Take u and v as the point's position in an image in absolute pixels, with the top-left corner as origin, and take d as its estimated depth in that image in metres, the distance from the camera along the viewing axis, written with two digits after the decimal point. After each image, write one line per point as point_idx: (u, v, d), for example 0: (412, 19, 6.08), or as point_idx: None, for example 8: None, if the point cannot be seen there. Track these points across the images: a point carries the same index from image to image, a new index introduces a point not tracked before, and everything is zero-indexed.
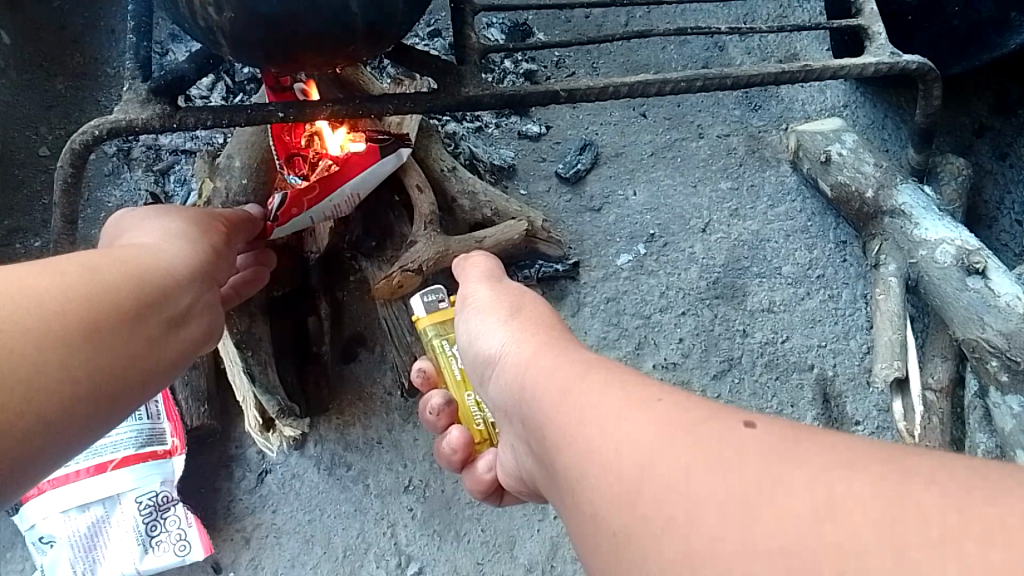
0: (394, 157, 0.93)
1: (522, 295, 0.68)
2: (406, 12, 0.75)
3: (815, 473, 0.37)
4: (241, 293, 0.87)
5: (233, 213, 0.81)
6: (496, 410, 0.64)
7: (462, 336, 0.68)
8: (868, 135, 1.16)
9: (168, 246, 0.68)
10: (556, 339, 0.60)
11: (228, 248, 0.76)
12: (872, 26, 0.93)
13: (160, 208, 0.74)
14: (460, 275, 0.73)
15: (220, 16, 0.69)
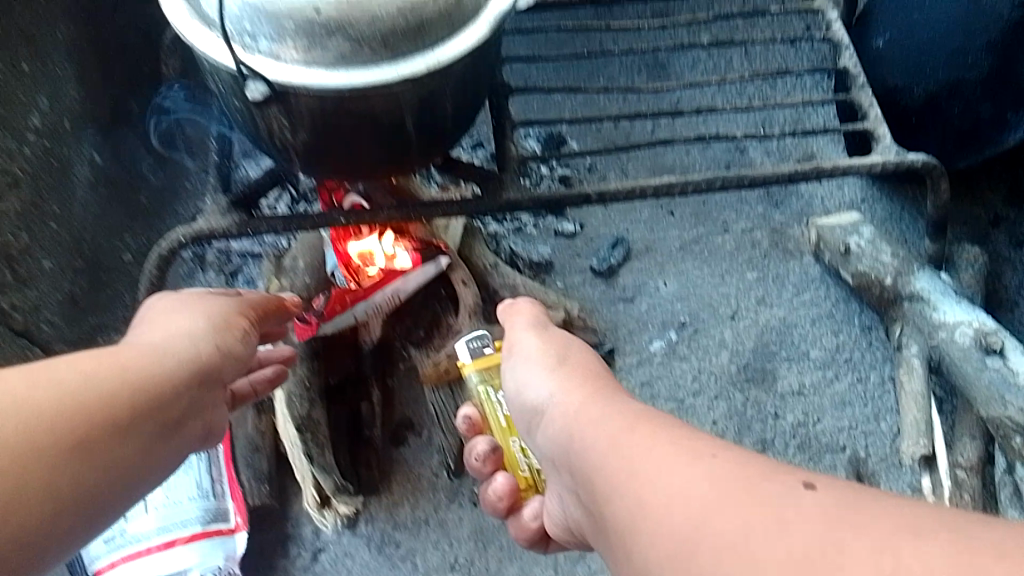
0: (433, 263, 1.05)
1: (568, 348, 0.75)
2: (451, 127, 0.86)
3: (828, 520, 0.42)
4: (259, 391, 0.87)
5: (257, 306, 0.83)
6: (543, 459, 0.70)
7: (510, 383, 0.75)
8: (887, 227, 1.22)
9: (178, 346, 0.69)
10: (604, 388, 0.67)
11: (244, 346, 0.77)
12: (877, 128, 1.01)
13: (186, 302, 0.76)
14: (508, 324, 0.81)
15: (294, 136, 0.80)
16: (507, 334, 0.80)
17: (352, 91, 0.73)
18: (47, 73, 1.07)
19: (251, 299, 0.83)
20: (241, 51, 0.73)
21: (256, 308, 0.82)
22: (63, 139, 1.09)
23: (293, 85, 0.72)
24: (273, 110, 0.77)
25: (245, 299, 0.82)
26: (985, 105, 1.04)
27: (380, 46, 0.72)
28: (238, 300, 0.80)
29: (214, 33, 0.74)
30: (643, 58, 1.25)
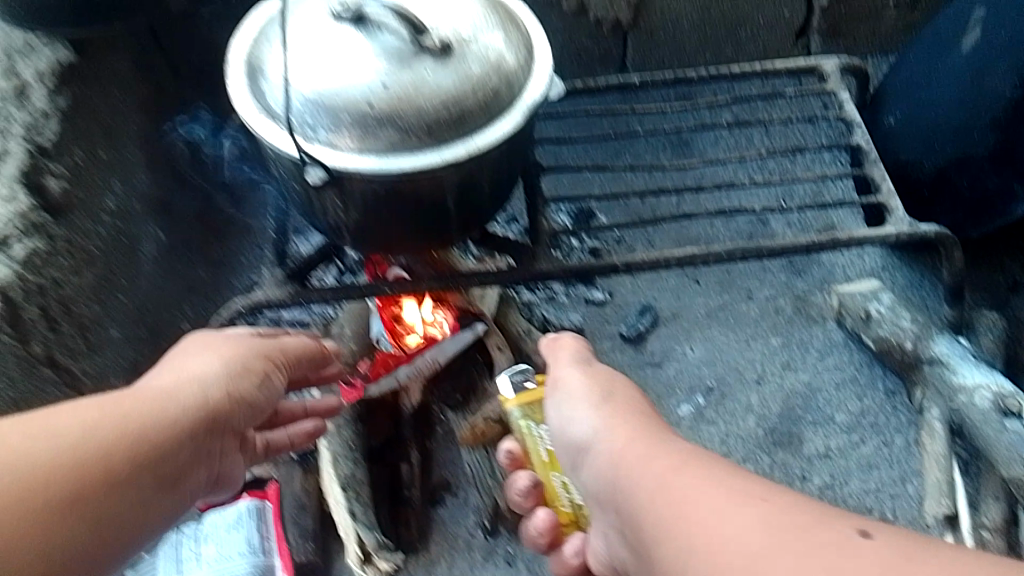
0: (470, 330, 1.12)
1: (612, 384, 0.79)
2: (488, 204, 0.94)
3: (886, 568, 0.44)
4: (297, 445, 0.91)
5: (286, 349, 0.82)
6: (587, 495, 0.73)
7: (554, 419, 0.79)
8: (908, 294, 1.26)
9: (186, 392, 0.69)
10: (647, 422, 0.70)
11: (260, 392, 0.76)
12: (890, 201, 1.06)
13: (209, 344, 0.76)
14: (552, 360, 0.85)
15: (347, 216, 0.88)
16: (551, 369, 0.84)
17: (398, 174, 0.81)
18: (121, 161, 1.18)
19: (279, 341, 0.82)
20: (303, 140, 0.82)
21: (282, 353, 0.81)
22: (133, 219, 1.19)
23: (347, 171, 0.80)
24: (329, 193, 0.85)
25: (271, 342, 0.81)
26: (992, 177, 1.08)
27: (425, 134, 0.81)
28: (265, 343, 0.79)
29: (278, 126, 0.83)
30: (668, 137, 1.32)
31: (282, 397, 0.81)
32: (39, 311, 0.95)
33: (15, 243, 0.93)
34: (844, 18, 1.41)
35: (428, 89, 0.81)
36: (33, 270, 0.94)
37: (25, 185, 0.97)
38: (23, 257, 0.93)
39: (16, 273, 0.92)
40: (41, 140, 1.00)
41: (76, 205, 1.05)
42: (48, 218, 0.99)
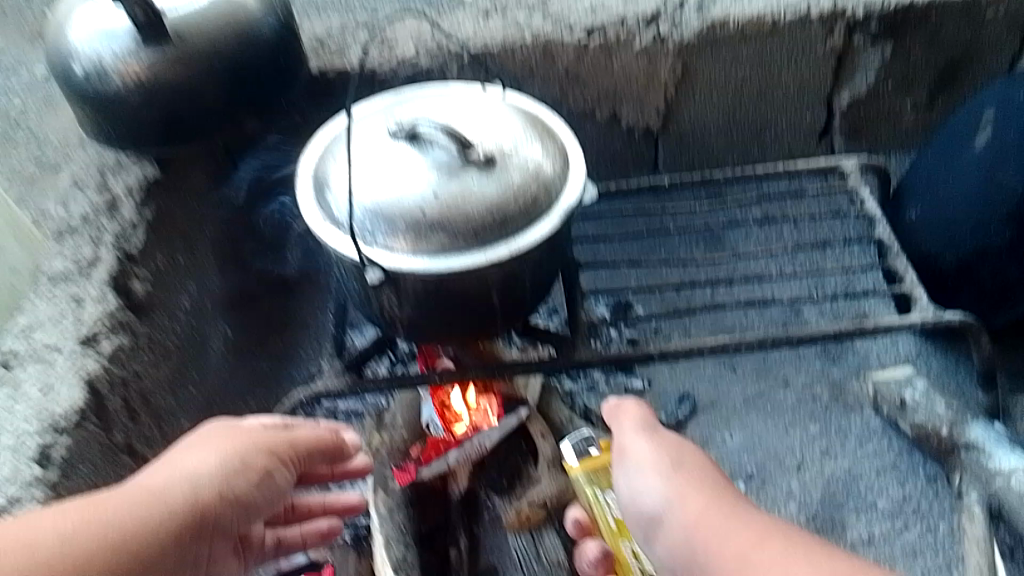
0: (513, 414, 1.19)
1: (678, 453, 0.87)
2: (529, 297, 1.01)
3: None
4: (309, 543, 0.98)
5: (295, 443, 0.86)
6: (659, 563, 0.82)
7: (625, 488, 0.87)
8: (945, 380, 1.29)
9: (178, 489, 0.73)
10: (716, 497, 0.80)
11: (260, 489, 0.80)
12: (914, 291, 1.12)
13: (213, 440, 0.80)
14: (618, 427, 0.93)
15: (400, 310, 0.97)
16: (617, 435, 0.92)
17: (448, 274, 0.89)
18: (195, 266, 1.30)
19: (287, 435, 0.86)
20: (362, 244, 0.91)
21: (291, 447, 0.85)
22: (202, 318, 1.30)
23: (402, 271, 0.89)
24: (385, 291, 0.94)
25: (280, 437, 0.85)
26: (1013, 268, 1.13)
27: (472, 237, 0.90)
28: (269, 441, 0.83)
29: (340, 232, 0.92)
30: (700, 227, 1.36)
31: (286, 491, 0.85)
32: (121, 402, 1.04)
33: (103, 340, 1.03)
34: (863, 119, 1.50)
35: (475, 198, 0.91)
36: (118, 363, 1.03)
37: (114, 287, 1.08)
38: (109, 352, 1.02)
39: (104, 366, 1.00)
40: (129, 248, 1.13)
41: (157, 305, 1.16)
42: (133, 317, 1.09)
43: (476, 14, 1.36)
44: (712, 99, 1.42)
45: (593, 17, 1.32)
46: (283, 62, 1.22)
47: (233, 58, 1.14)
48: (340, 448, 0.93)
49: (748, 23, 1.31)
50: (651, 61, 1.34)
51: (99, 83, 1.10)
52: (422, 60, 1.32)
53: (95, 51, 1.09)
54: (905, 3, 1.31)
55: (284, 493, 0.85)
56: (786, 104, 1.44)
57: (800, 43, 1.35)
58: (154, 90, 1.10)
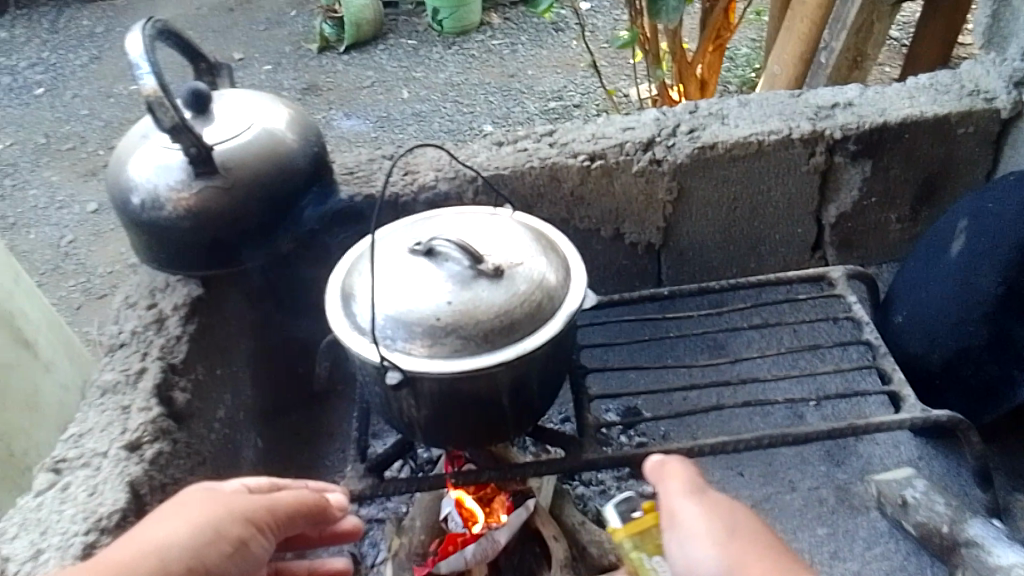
0: (524, 509, 1.20)
1: (730, 515, 0.84)
2: (539, 398, 1.09)
3: None
4: None
5: (274, 509, 0.89)
6: None
7: (677, 554, 0.83)
8: (947, 481, 1.32)
9: (146, 564, 0.76)
10: (782, 568, 0.76)
11: (234, 557, 0.83)
12: (902, 390, 1.15)
13: (189, 508, 0.84)
14: (663, 488, 0.88)
15: (418, 413, 1.05)
16: (664, 497, 0.88)
17: (461, 375, 0.98)
18: (232, 377, 1.37)
19: (267, 501, 0.89)
20: (384, 349, 1.01)
21: (269, 513, 0.88)
22: (237, 426, 1.36)
23: (420, 373, 0.98)
24: (404, 393, 1.03)
25: (258, 505, 0.87)
26: (992, 365, 1.20)
27: (483, 340, 1.00)
28: (246, 509, 0.86)
29: (365, 339, 1.02)
30: (704, 339, 1.44)
31: (264, 558, 0.88)
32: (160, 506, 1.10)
33: (146, 447, 1.10)
34: (853, 233, 1.61)
35: (484, 305, 1.01)
36: (159, 468, 1.10)
37: (158, 398, 1.16)
38: (152, 457, 1.08)
39: (146, 471, 1.07)
40: (173, 360, 1.21)
41: (196, 414, 1.22)
42: (172, 424, 1.16)
43: (489, 145, 1.51)
44: (708, 216, 1.54)
45: (594, 144, 1.46)
46: (316, 191, 1.36)
47: (272, 187, 1.28)
48: (321, 513, 0.95)
49: (734, 145, 1.45)
50: (649, 181, 1.47)
51: (154, 210, 1.24)
52: (441, 185, 1.47)
53: (152, 183, 1.24)
54: (879, 122, 1.45)
55: (262, 560, 0.88)
56: (776, 220, 1.56)
57: (785, 161, 1.48)
58: (200, 215, 1.24)
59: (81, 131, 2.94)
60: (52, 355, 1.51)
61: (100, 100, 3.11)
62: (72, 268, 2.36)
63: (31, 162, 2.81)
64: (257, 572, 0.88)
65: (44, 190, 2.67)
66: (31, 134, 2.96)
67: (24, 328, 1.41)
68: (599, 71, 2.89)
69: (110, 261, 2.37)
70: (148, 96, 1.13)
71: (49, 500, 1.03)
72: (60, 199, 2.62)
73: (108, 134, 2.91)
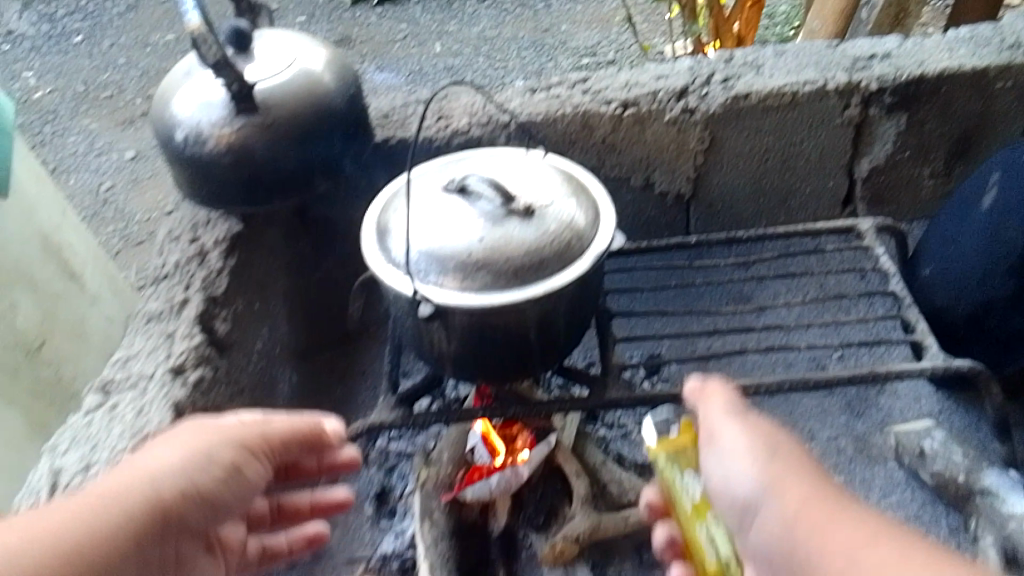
0: (545, 444, 1.22)
1: (770, 436, 0.81)
2: (565, 335, 1.12)
3: None
4: (295, 548, 1.03)
5: (268, 435, 0.89)
6: (755, 554, 0.77)
7: (713, 470, 0.82)
8: (966, 435, 1.34)
9: (137, 493, 0.77)
10: (818, 487, 0.73)
11: (225, 484, 0.84)
12: (925, 339, 1.16)
13: (181, 437, 0.84)
14: (703, 409, 0.87)
15: (449, 346, 1.08)
16: (703, 417, 0.86)
17: (491, 308, 1.01)
18: (269, 312, 1.42)
19: (259, 428, 0.89)
20: (418, 282, 1.04)
21: (264, 438, 0.89)
22: (273, 359, 1.40)
23: (451, 306, 1.01)
24: (436, 325, 1.06)
25: (251, 432, 0.88)
26: (1017, 318, 1.21)
27: (513, 276, 1.02)
28: (239, 436, 0.87)
29: (399, 272, 1.06)
30: (730, 289, 1.45)
31: (259, 483, 0.89)
32: None
33: (190, 371, 1.14)
34: (884, 188, 1.60)
35: (515, 242, 1.04)
36: (201, 392, 1.14)
37: (200, 326, 1.21)
38: (195, 382, 1.13)
39: (189, 394, 1.11)
40: (215, 291, 1.26)
41: (236, 345, 1.27)
42: (214, 352, 1.21)
43: (522, 91, 1.53)
44: (739, 167, 1.54)
45: (627, 92, 1.47)
46: (353, 132, 1.39)
47: (310, 126, 1.31)
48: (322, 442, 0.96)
49: (768, 95, 1.45)
50: (681, 131, 1.48)
51: (197, 145, 1.28)
52: (474, 131, 1.49)
53: (196, 119, 1.28)
54: (916, 74, 1.44)
55: (256, 486, 0.89)
56: (808, 173, 1.56)
57: (819, 112, 1.47)
58: (241, 153, 1.27)
59: (118, 80, 2.99)
60: (98, 288, 1.56)
61: (137, 49, 3.15)
62: (110, 215, 2.42)
63: (71, 110, 2.86)
64: (253, 498, 0.90)
65: (84, 138, 2.72)
66: (70, 82, 3.01)
67: (71, 259, 1.47)
68: (634, 28, 2.86)
69: (147, 208, 2.43)
70: (193, 32, 1.17)
71: (97, 420, 1.07)
72: (98, 147, 2.68)
73: (144, 84, 2.95)
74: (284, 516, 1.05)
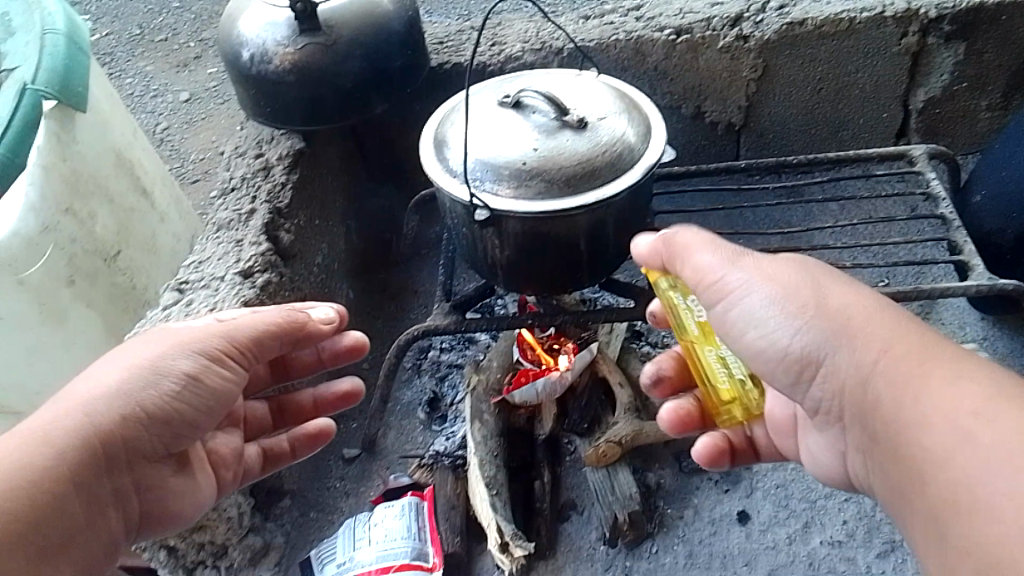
0: (587, 352, 1.26)
1: (796, 269, 0.77)
2: (613, 248, 1.17)
3: (996, 448, 0.59)
4: (298, 450, 1.04)
5: (233, 338, 0.87)
6: (818, 399, 0.76)
7: (739, 325, 0.79)
8: (1010, 361, 1.35)
9: (70, 421, 0.75)
10: (885, 316, 0.72)
11: (178, 397, 0.81)
12: (971, 260, 1.17)
13: (122, 357, 0.81)
14: (694, 263, 0.82)
15: (502, 253, 1.13)
16: (704, 274, 0.81)
17: (543, 215, 1.05)
18: (328, 229, 1.48)
19: (220, 333, 0.86)
20: (473, 190, 1.09)
21: (226, 342, 0.86)
22: (332, 273, 1.47)
23: (505, 213, 1.06)
24: (490, 232, 1.11)
25: (210, 336, 0.85)
26: None
27: (565, 185, 1.06)
28: (190, 346, 0.84)
29: (455, 180, 1.10)
30: (776, 216, 1.47)
31: (228, 389, 0.87)
32: None
33: (258, 275, 1.22)
34: (939, 120, 1.59)
35: (568, 153, 1.07)
36: (268, 295, 1.21)
37: (266, 235, 1.27)
38: (263, 285, 1.20)
39: (258, 296, 1.18)
40: (279, 204, 1.32)
41: (298, 255, 1.34)
42: (279, 260, 1.28)
43: (576, 19, 1.54)
44: (792, 96, 1.54)
45: (681, 19, 1.47)
46: (410, 53, 1.43)
47: (368, 45, 1.35)
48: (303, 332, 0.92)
49: (825, 22, 1.44)
50: (734, 58, 1.48)
51: (263, 64, 1.33)
52: (527, 57, 1.51)
53: (261, 39, 1.33)
54: (977, 2, 1.42)
55: (224, 393, 0.86)
56: (863, 103, 1.56)
57: (876, 41, 1.46)
58: (305, 72, 1.32)
59: (173, 24, 3.05)
60: (166, 208, 1.61)
61: None
62: (166, 153, 2.50)
63: (127, 52, 2.92)
64: (229, 403, 0.88)
65: (140, 79, 2.79)
66: (126, 24, 3.07)
67: (142, 177, 1.51)
68: None
69: (202, 149, 2.50)
70: None
71: (175, 313, 1.14)
72: (155, 88, 2.75)
73: (198, 28, 3.01)
74: (287, 414, 1.07)
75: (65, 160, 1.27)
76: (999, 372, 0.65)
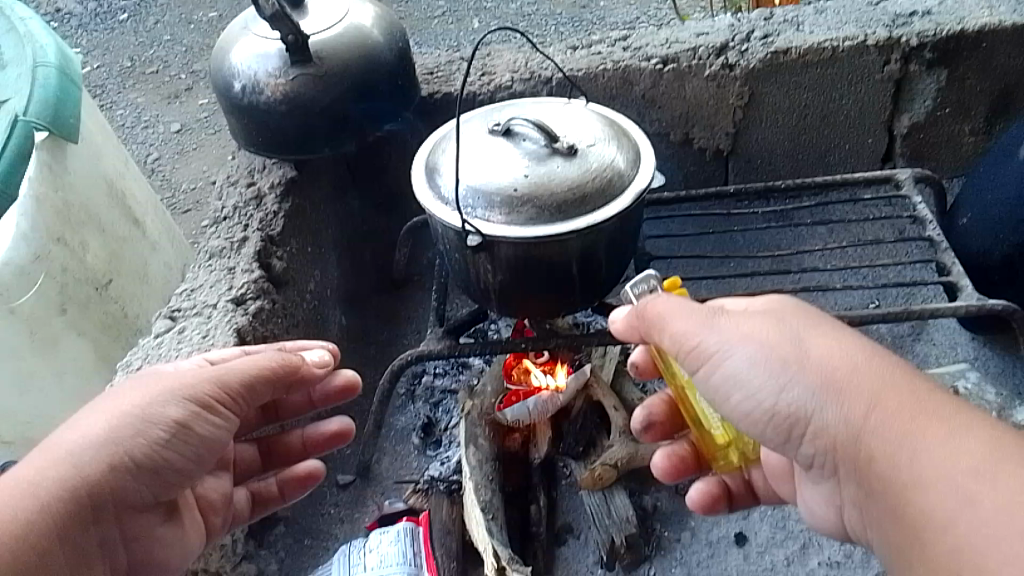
0: (579, 373, 1.26)
1: (778, 325, 0.76)
2: (604, 271, 1.17)
3: (1002, 506, 0.59)
4: (288, 494, 1.03)
5: (224, 383, 0.84)
6: (810, 453, 0.75)
7: (726, 382, 0.77)
8: (1001, 380, 1.36)
9: (55, 471, 0.73)
10: (875, 364, 0.71)
11: (170, 445, 0.79)
12: (960, 281, 1.19)
13: (110, 404, 0.80)
14: (671, 321, 0.80)
15: (495, 278, 1.14)
16: (683, 334, 0.79)
17: (535, 241, 1.06)
18: (322, 256, 1.48)
19: (209, 378, 0.84)
20: (465, 216, 1.10)
21: (217, 387, 0.84)
22: (325, 300, 1.47)
23: (499, 239, 1.06)
24: (483, 257, 1.12)
25: (201, 382, 0.83)
26: None
27: (557, 210, 1.07)
28: (179, 391, 0.82)
29: (448, 207, 1.11)
30: (764, 239, 1.49)
31: (220, 437, 0.84)
32: None
33: (250, 302, 1.21)
34: (923, 143, 1.62)
35: (558, 179, 1.08)
36: (261, 322, 1.21)
37: (259, 262, 1.28)
38: (256, 312, 1.20)
39: (250, 323, 1.18)
40: (271, 232, 1.33)
41: (291, 282, 1.34)
42: (271, 286, 1.28)
43: (565, 49, 1.57)
44: (778, 123, 1.57)
45: (667, 48, 1.50)
46: (401, 83, 1.44)
47: (359, 75, 1.36)
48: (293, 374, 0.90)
49: (808, 51, 1.47)
50: (720, 86, 1.50)
51: (254, 95, 1.34)
52: (516, 86, 1.53)
53: (252, 70, 1.34)
54: (956, 30, 1.46)
55: (216, 440, 0.84)
56: (848, 128, 1.58)
57: (859, 68, 1.49)
58: (296, 102, 1.34)
59: (164, 57, 3.07)
60: (160, 236, 1.61)
61: (181, 25, 3.21)
62: (157, 184, 2.50)
63: (118, 85, 2.94)
64: (219, 450, 0.85)
65: (131, 111, 2.80)
66: (117, 57, 3.09)
67: (135, 206, 1.51)
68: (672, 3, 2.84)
69: (193, 179, 2.51)
70: None
71: (168, 340, 1.14)
72: (145, 119, 2.77)
73: (189, 60, 3.03)
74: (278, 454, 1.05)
75: (57, 190, 1.27)
76: (996, 425, 0.66)
